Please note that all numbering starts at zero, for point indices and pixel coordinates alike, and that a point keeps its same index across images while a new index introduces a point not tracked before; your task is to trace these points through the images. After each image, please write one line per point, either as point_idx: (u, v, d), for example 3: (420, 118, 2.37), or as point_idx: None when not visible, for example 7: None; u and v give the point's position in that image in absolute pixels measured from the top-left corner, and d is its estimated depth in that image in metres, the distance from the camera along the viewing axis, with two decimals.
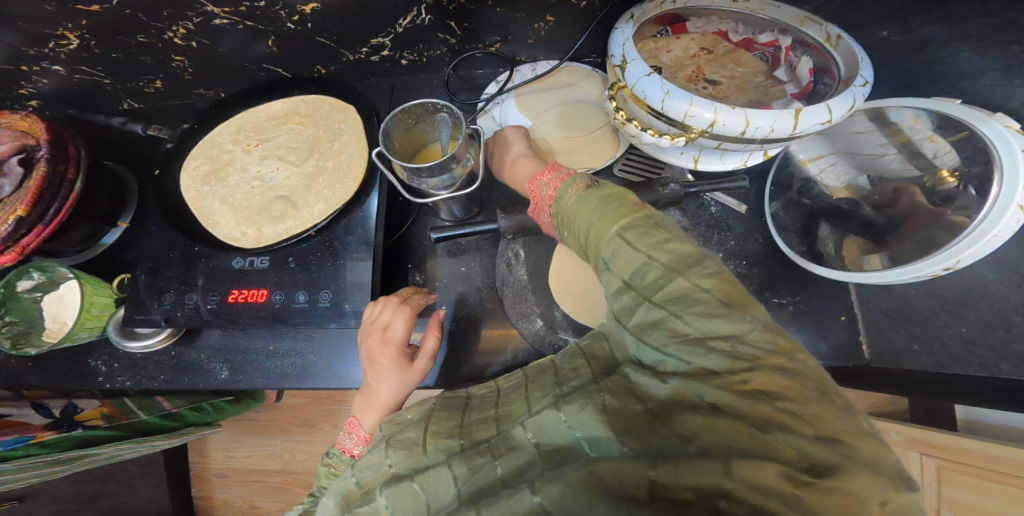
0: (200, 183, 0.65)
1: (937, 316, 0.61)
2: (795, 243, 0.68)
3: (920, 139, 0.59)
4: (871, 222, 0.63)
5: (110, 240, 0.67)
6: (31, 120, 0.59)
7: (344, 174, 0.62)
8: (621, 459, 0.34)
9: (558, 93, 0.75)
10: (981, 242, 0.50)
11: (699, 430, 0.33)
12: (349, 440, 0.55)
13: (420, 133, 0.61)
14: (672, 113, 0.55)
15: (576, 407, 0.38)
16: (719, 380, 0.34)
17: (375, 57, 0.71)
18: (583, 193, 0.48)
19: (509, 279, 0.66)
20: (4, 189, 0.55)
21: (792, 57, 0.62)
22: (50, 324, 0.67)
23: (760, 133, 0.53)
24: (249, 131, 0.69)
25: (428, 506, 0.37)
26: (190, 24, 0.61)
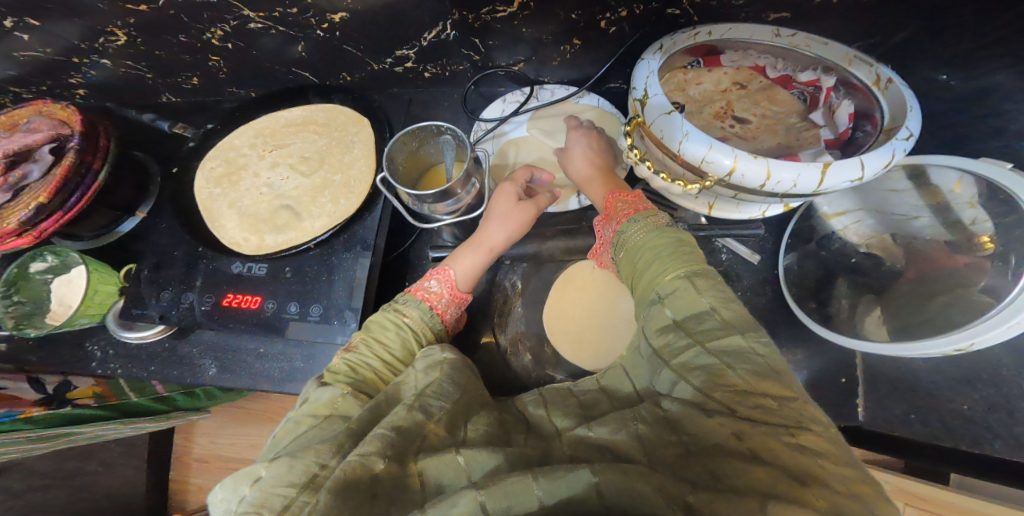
0: (213, 185, 0.65)
1: (940, 389, 0.59)
2: (807, 303, 0.64)
3: (956, 203, 0.57)
4: (888, 287, 0.61)
5: (128, 228, 0.67)
6: (69, 110, 0.60)
7: (349, 188, 0.61)
8: (666, 475, 0.34)
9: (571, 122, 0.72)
10: (1000, 327, 0.49)
11: (731, 472, 0.32)
12: (436, 282, 0.56)
13: (425, 156, 0.60)
14: (689, 157, 0.53)
15: (609, 430, 0.40)
16: (773, 429, 0.33)
17: (399, 68, 0.70)
18: (656, 229, 0.50)
19: (505, 307, 0.67)
20: (33, 175, 0.55)
21: (832, 99, 0.58)
22: (55, 306, 0.67)
23: (781, 187, 0.51)
24: (267, 136, 0.68)
25: (470, 480, 0.36)
26: (228, 27, 0.60)
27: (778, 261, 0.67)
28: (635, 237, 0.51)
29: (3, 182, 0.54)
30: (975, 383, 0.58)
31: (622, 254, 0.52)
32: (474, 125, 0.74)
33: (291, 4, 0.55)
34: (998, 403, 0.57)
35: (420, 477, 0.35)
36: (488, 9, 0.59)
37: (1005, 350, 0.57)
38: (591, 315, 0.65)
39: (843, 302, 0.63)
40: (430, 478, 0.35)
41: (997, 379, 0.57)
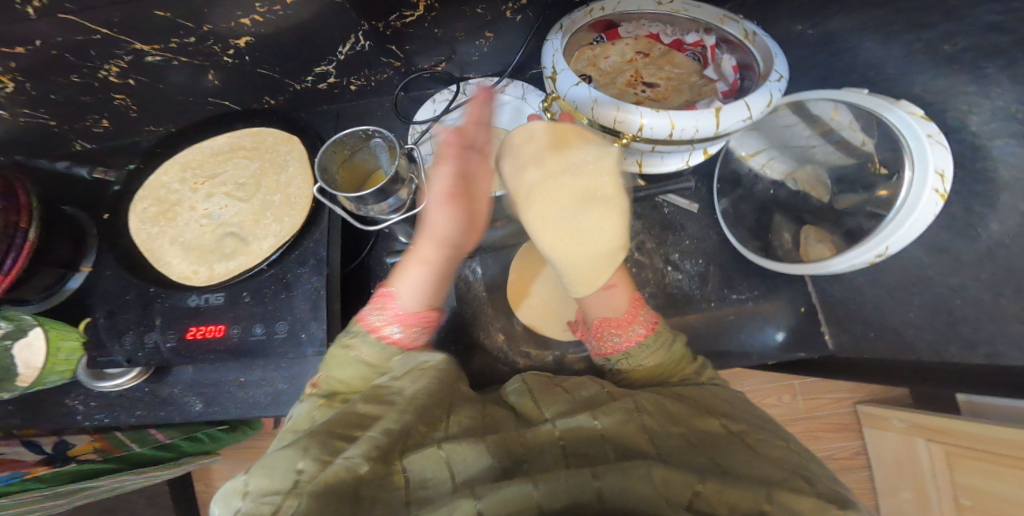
0: (149, 224, 0.66)
1: (883, 302, 0.62)
2: (747, 240, 0.67)
3: (842, 129, 0.60)
4: (814, 211, 0.64)
5: (76, 285, 0.67)
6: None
7: (291, 206, 0.64)
8: (670, 470, 0.39)
9: (543, 180, 0.62)
10: (904, 227, 0.52)
11: (738, 465, 0.40)
12: (377, 314, 0.58)
13: (363, 163, 0.62)
14: (603, 119, 0.56)
15: (616, 421, 0.45)
16: (761, 452, 0.42)
17: (322, 84, 0.73)
18: (671, 350, 0.58)
19: (468, 295, 0.70)
20: None
21: (717, 55, 0.63)
22: (23, 370, 0.66)
23: (687, 133, 0.54)
24: (195, 167, 0.70)
25: (454, 474, 0.40)
26: (122, 62, 0.61)
27: (717, 207, 0.70)
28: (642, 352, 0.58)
29: None
30: (913, 290, 0.59)
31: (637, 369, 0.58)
32: (411, 128, 0.76)
33: (187, 34, 0.57)
34: (938, 305, 0.56)
35: (403, 470, 0.39)
36: (394, 16, 0.62)
37: (923, 251, 0.58)
38: (554, 288, 0.71)
39: (785, 235, 0.66)
40: (415, 467, 0.39)
41: (932, 283, 0.57)
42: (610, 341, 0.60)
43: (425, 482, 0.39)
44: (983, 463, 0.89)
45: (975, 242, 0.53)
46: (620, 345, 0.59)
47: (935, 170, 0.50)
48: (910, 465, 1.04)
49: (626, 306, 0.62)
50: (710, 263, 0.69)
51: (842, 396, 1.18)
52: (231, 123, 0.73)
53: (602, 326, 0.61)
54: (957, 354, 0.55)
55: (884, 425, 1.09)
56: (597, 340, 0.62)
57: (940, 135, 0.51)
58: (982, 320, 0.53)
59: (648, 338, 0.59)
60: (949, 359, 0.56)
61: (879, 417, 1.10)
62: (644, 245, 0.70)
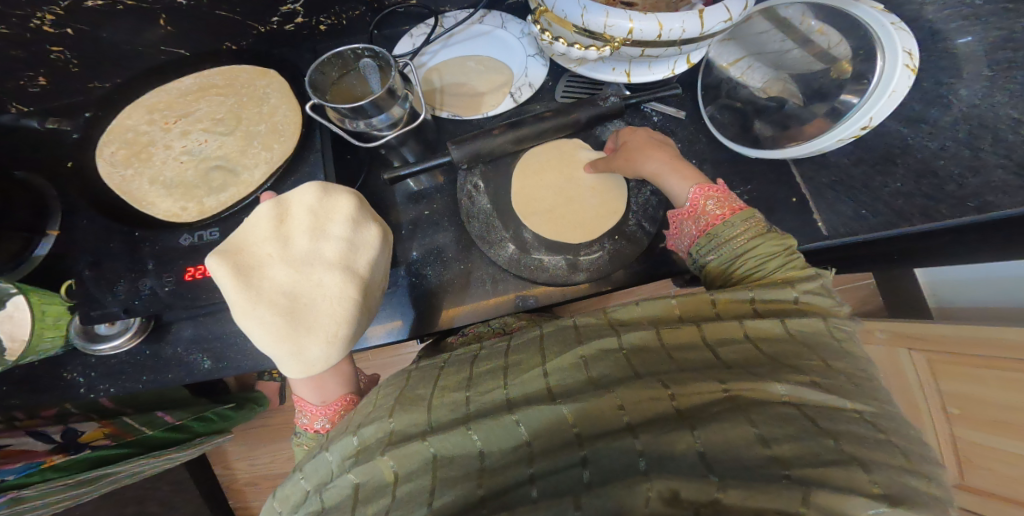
0: (123, 166, 0.61)
1: (873, 177, 0.62)
2: (735, 136, 0.68)
3: (811, 32, 0.64)
4: (792, 115, 0.65)
5: (43, 253, 0.59)
6: None
7: (279, 133, 0.62)
8: (695, 468, 0.34)
9: (345, 283, 0.53)
10: (883, 98, 0.53)
11: (779, 443, 0.35)
12: (305, 417, 0.59)
13: (349, 88, 0.61)
14: (593, 28, 0.55)
15: (632, 392, 0.39)
16: (808, 425, 0.36)
17: (290, 26, 0.67)
18: (762, 234, 0.51)
19: (473, 210, 0.71)
20: None
21: None
22: (7, 343, 0.63)
23: (674, 35, 0.54)
24: (163, 109, 0.65)
25: (439, 464, 0.40)
26: (59, 9, 0.52)
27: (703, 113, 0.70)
28: (734, 248, 0.51)
29: None
30: (896, 161, 0.61)
31: (717, 256, 0.53)
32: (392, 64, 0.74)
33: None
34: (922, 170, 0.59)
35: (390, 470, 0.40)
36: None
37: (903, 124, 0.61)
38: (558, 193, 0.73)
39: (766, 132, 0.67)
40: (399, 468, 0.40)
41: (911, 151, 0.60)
42: (689, 229, 0.57)
43: (411, 474, 0.40)
44: (964, 366, 0.94)
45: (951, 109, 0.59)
46: (700, 230, 0.55)
47: (904, 50, 0.52)
48: (895, 377, 1.09)
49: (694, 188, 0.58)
50: (704, 164, 0.70)
51: None
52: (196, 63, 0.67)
53: (687, 214, 0.58)
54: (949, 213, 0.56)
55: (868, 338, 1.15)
56: (681, 227, 0.58)
57: (901, 23, 0.54)
58: (967, 177, 0.57)
59: (728, 219, 0.53)
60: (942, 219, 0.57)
61: (864, 331, 1.15)
62: None
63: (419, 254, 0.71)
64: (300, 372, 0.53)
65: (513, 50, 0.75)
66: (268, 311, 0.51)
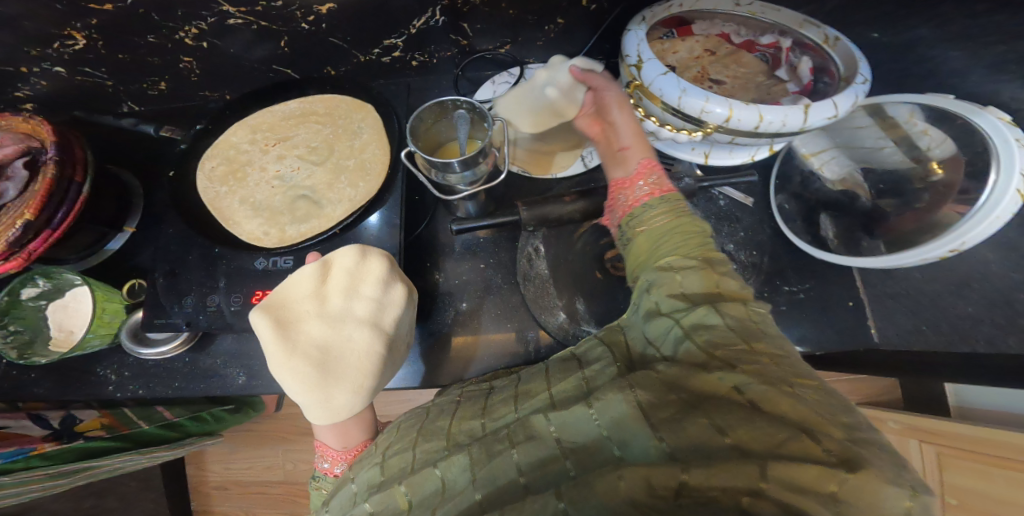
0: (218, 183, 0.64)
1: (943, 296, 0.63)
2: (801, 233, 0.68)
3: (915, 133, 0.63)
4: (875, 220, 0.64)
5: (115, 247, 0.67)
6: (34, 123, 0.57)
7: (364, 171, 0.65)
8: (661, 459, 0.33)
9: (372, 341, 0.52)
10: (984, 222, 0.53)
11: (736, 425, 0.33)
12: (326, 461, 0.58)
13: (438, 134, 0.64)
14: (688, 110, 0.56)
15: (608, 404, 0.38)
16: (770, 385, 0.34)
17: (386, 58, 0.71)
18: (675, 216, 0.50)
19: (530, 274, 0.70)
20: (8, 193, 0.53)
21: (792, 58, 0.60)
22: (56, 332, 0.64)
23: (772, 127, 0.54)
24: (265, 130, 0.68)
25: (443, 489, 0.38)
26: (204, 24, 0.59)
27: (771, 203, 0.71)
28: (652, 225, 0.51)
29: None
30: (973, 285, 0.62)
31: (640, 231, 0.52)
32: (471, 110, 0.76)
33: None
34: (998, 300, 0.61)
35: (402, 496, 0.39)
36: None
37: (995, 251, 0.63)
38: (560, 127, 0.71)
39: (828, 231, 0.67)
40: (412, 495, 0.39)
41: (989, 278, 0.62)
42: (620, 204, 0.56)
43: (424, 501, 0.39)
44: (974, 463, 0.95)
45: None
46: (630, 204, 0.55)
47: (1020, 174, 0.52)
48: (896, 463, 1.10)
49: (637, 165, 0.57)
50: (763, 256, 0.70)
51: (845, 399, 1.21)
52: (298, 88, 0.69)
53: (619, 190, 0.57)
54: (1018, 346, 0.59)
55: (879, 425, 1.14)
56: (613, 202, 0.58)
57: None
58: None
59: (649, 202, 0.53)
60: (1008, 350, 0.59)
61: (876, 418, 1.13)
62: None
63: (468, 305, 0.70)
64: (326, 420, 0.51)
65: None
66: (303, 362, 0.50)
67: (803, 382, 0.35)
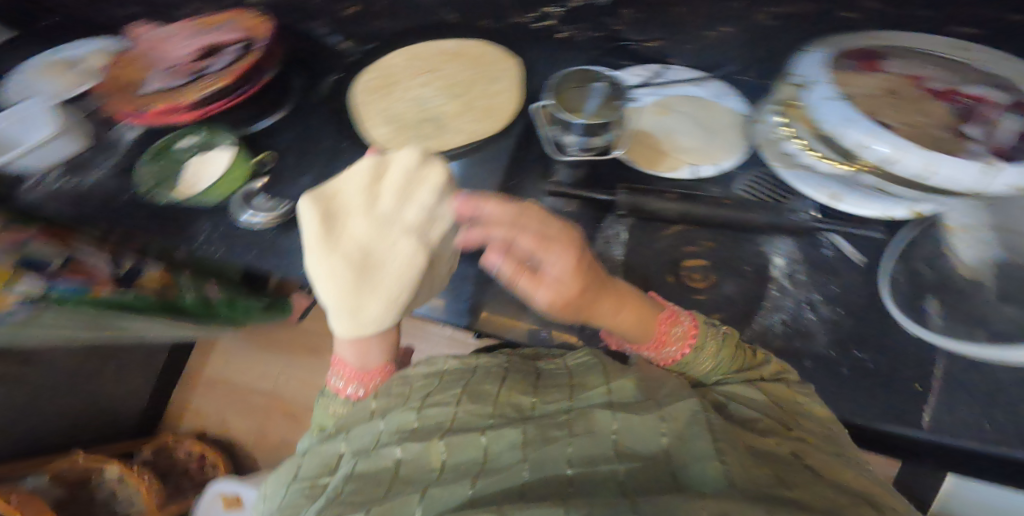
0: (370, 93, 0.73)
1: None
2: (900, 304, 0.64)
3: None
4: (986, 317, 0.59)
5: (262, 126, 0.75)
6: (258, 21, 0.78)
7: (490, 113, 0.71)
8: (719, 488, 0.33)
9: (417, 250, 0.54)
10: None
11: (801, 487, 0.34)
12: (341, 379, 0.61)
13: (568, 96, 0.69)
14: (843, 140, 0.54)
15: (682, 425, 0.40)
16: (835, 485, 0.36)
17: (539, 24, 0.79)
18: (721, 348, 0.52)
19: (603, 256, 0.72)
20: (213, 66, 0.74)
21: (996, 117, 0.51)
22: (185, 180, 0.70)
23: (938, 180, 0.50)
24: (420, 58, 0.76)
25: (486, 458, 0.40)
26: None
27: (884, 266, 0.67)
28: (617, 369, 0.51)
29: (196, 68, 0.75)
30: None
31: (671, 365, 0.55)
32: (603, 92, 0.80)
33: None
34: None
35: (439, 454, 0.41)
36: None
37: None
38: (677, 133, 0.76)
39: (933, 312, 0.62)
40: (450, 455, 0.41)
41: None
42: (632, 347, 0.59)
43: (457, 466, 0.41)
44: None
45: None
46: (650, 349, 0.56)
47: None
48: None
49: (654, 327, 0.55)
50: (848, 317, 0.66)
51: None
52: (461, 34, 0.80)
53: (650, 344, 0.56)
54: None
55: None
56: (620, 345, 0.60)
57: None
58: None
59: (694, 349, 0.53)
60: None
61: None
62: (794, 276, 0.70)
63: None
64: (349, 330, 0.53)
65: (717, 121, 0.76)
66: (342, 262, 0.52)
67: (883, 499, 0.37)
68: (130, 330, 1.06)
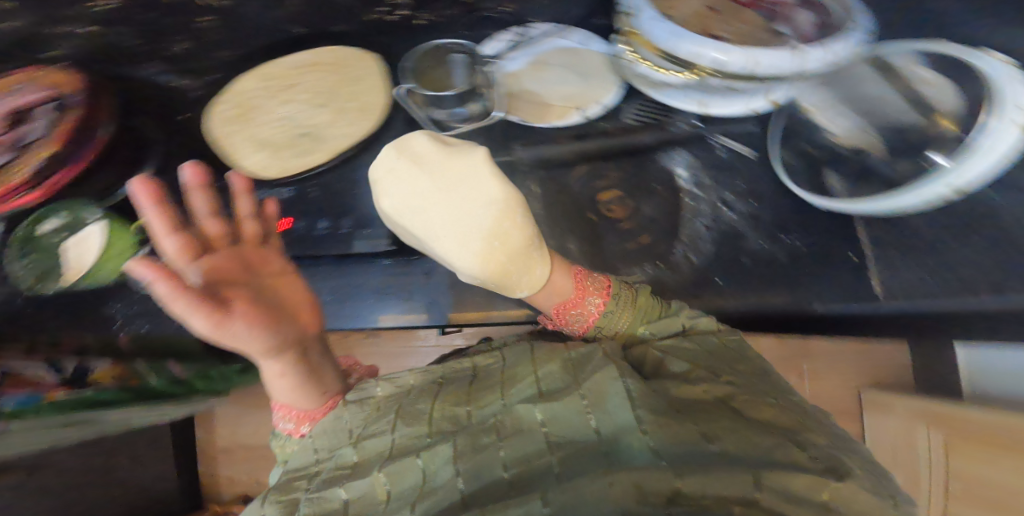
0: (229, 122, 0.69)
1: (941, 241, 0.60)
2: (801, 182, 0.67)
3: (920, 83, 0.59)
4: (872, 169, 0.62)
5: (126, 193, 0.64)
6: (65, 74, 0.62)
7: (366, 112, 0.70)
8: (649, 465, 0.38)
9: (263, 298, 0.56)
10: (982, 159, 0.52)
11: (720, 437, 0.40)
12: (290, 422, 0.59)
13: (433, 78, 0.72)
14: (679, 53, 0.57)
15: (606, 398, 0.44)
16: (766, 427, 0.42)
17: (392, 16, 0.73)
18: (634, 305, 0.61)
19: (524, 216, 0.74)
20: (32, 135, 0.58)
21: (794, 12, 0.60)
22: (69, 267, 0.67)
23: (768, 70, 0.54)
24: (269, 76, 0.72)
25: (424, 478, 0.43)
26: None
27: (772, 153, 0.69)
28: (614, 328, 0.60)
29: (9, 140, 0.57)
30: (974, 229, 0.59)
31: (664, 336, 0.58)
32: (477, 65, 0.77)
33: None
34: (998, 240, 0.57)
35: (384, 488, 0.43)
36: None
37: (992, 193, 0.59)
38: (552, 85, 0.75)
39: (834, 182, 0.65)
40: (392, 486, 0.43)
41: (984, 220, 0.59)
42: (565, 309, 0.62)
43: (401, 494, 0.43)
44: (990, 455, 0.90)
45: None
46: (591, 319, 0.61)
47: (1017, 104, 0.50)
48: (901, 450, 1.09)
49: (572, 285, 0.62)
50: (763, 206, 0.70)
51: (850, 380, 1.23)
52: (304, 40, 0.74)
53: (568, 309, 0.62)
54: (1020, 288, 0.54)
55: (885, 410, 1.15)
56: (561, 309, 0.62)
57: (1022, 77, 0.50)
58: None
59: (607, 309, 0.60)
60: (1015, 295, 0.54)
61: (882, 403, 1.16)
62: (702, 182, 0.72)
63: None
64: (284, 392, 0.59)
65: (591, 64, 0.76)
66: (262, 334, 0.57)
67: (773, 405, 0.46)
68: (100, 424, 1.03)
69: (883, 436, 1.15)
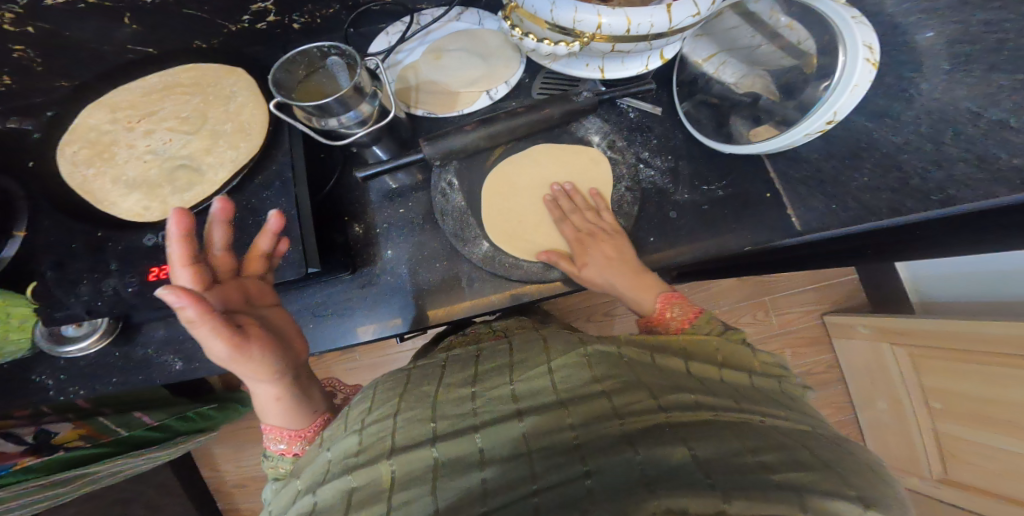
0: (83, 166, 0.64)
1: (841, 171, 0.61)
2: (710, 133, 0.67)
3: (780, 28, 0.63)
4: (764, 111, 0.64)
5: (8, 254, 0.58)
6: None
7: (245, 132, 0.63)
8: (696, 490, 0.32)
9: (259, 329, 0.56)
10: (846, 93, 0.53)
11: (768, 450, 0.35)
12: (283, 442, 0.56)
13: (319, 86, 0.62)
14: (562, 22, 0.54)
15: (638, 405, 0.39)
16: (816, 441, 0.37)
17: (262, 25, 0.68)
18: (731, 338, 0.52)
19: (446, 209, 0.71)
20: None
21: None
22: None
23: (641, 30, 0.53)
24: (125, 108, 0.68)
25: (435, 478, 0.37)
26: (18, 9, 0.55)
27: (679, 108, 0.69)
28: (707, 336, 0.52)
29: None
30: (862, 155, 0.60)
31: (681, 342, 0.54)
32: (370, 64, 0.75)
33: None
34: (887, 164, 0.58)
35: (388, 473, 0.38)
36: None
37: (865, 117, 0.61)
38: (453, 71, 0.74)
39: (739, 127, 0.65)
40: (398, 473, 0.37)
41: (875, 145, 0.59)
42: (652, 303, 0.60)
43: (410, 481, 0.37)
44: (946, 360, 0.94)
45: (910, 105, 0.58)
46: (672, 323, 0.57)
47: (864, 43, 0.52)
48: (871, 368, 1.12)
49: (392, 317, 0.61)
50: (679, 160, 0.70)
51: (810, 309, 1.24)
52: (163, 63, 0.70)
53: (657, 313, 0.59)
54: (915, 207, 0.56)
55: (850, 333, 1.15)
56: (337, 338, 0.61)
57: (860, 16, 0.54)
58: (931, 171, 0.56)
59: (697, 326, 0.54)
60: (906, 214, 0.56)
61: (846, 326, 1.16)
62: (614, 145, 0.72)
63: (391, 252, 0.71)
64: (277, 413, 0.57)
65: (490, 44, 0.74)
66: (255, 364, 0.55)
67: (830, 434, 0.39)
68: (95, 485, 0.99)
69: (851, 360, 1.17)
